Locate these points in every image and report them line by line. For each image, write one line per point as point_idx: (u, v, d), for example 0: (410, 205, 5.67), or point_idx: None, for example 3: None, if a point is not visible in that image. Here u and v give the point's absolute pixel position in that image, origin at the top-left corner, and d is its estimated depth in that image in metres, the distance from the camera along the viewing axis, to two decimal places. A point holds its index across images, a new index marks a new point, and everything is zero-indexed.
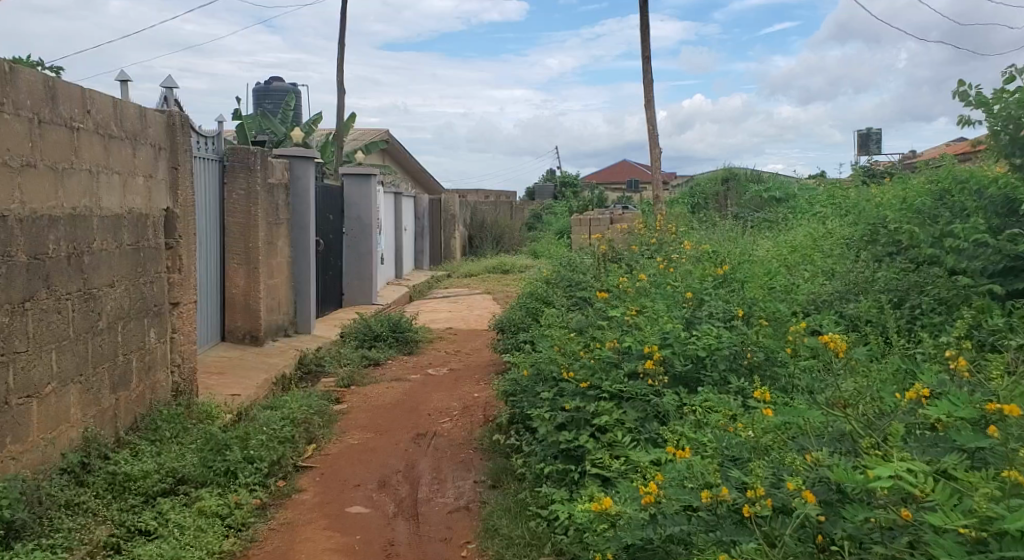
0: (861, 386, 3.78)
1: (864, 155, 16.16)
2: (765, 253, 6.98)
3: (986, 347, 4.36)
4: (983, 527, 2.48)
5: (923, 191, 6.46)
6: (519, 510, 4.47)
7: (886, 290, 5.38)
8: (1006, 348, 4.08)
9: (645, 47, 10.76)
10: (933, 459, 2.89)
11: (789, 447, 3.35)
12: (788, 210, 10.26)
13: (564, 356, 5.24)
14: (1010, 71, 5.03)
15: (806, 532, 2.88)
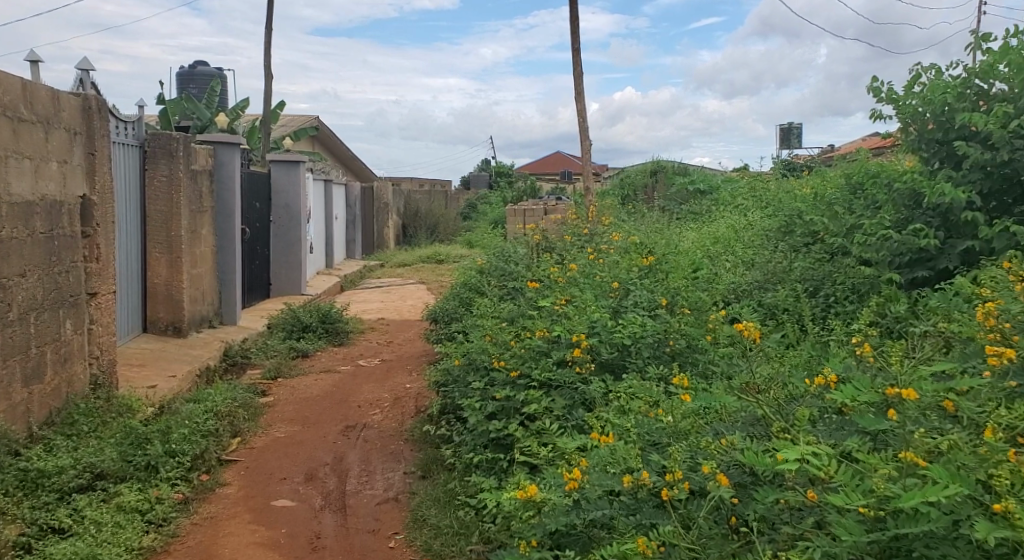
0: (774, 373, 3.90)
1: (785, 150, 16.52)
2: (691, 244, 7.12)
3: (890, 334, 4.50)
4: (881, 506, 2.56)
5: (837, 185, 6.64)
6: (447, 500, 4.50)
7: (802, 279, 5.52)
8: (907, 333, 4.20)
9: (575, 38, 10.81)
10: (838, 442, 2.97)
11: (705, 432, 3.44)
12: (712, 201, 10.49)
13: (495, 346, 5.27)
14: (917, 69, 5.18)
15: (720, 515, 2.97)
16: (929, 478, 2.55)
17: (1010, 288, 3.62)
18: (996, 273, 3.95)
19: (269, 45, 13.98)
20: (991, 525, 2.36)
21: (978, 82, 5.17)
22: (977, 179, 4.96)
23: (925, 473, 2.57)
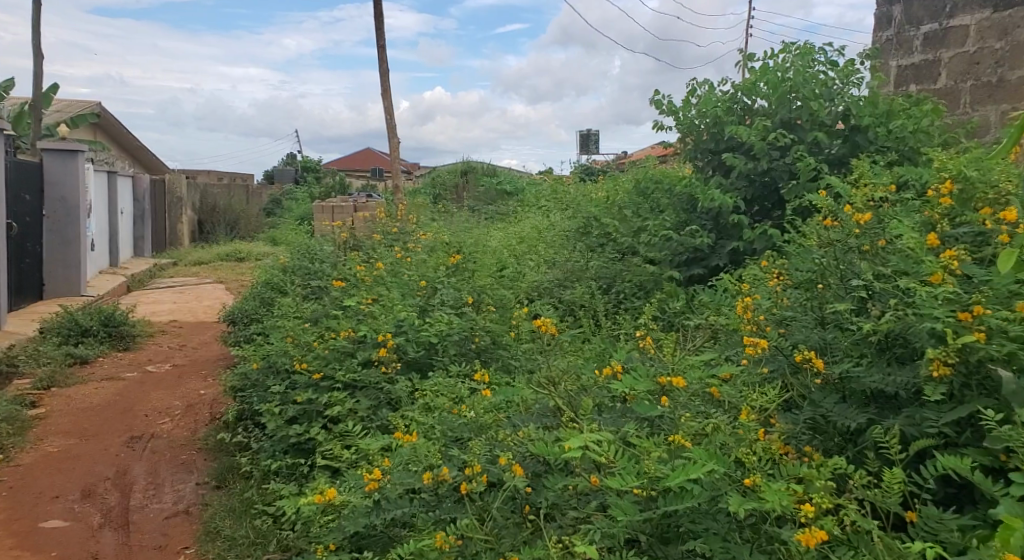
0: (568, 366, 4.10)
1: (586, 155, 17.17)
2: (496, 243, 7.32)
3: (666, 325, 4.85)
4: (653, 487, 2.77)
5: (626, 190, 7.04)
6: (243, 510, 4.44)
7: (597, 277, 5.81)
8: (684, 327, 4.51)
9: (380, 35, 10.81)
10: (618, 429, 3.18)
11: (503, 426, 3.56)
12: (518, 202, 10.80)
13: (297, 347, 5.25)
14: (693, 84, 5.58)
15: (515, 504, 3.11)
16: (692, 458, 2.80)
17: (767, 283, 3.98)
18: (760, 275, 4.32)
19: (42, 26, 13.10)
20: (742, 498, 2.68)
21: (743, 98, 5.61)
22: (742, 187, 5.38)
23: (690, 455, 2.83)
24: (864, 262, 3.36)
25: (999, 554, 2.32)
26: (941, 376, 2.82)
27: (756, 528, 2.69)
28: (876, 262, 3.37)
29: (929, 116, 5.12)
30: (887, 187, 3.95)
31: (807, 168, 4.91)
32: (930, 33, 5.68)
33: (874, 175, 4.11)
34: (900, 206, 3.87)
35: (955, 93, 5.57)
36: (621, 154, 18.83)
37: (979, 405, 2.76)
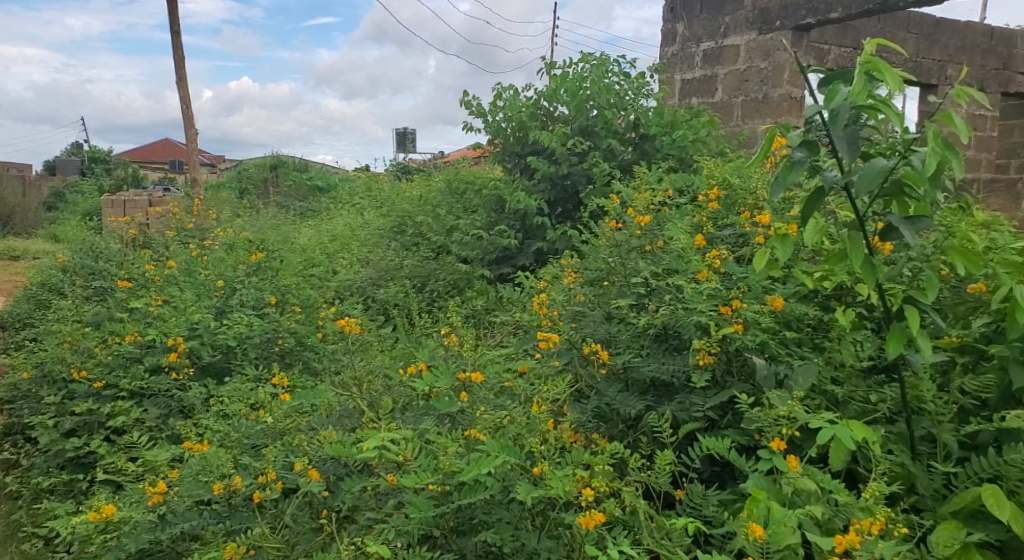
0: (371, 364, 4.17)
1: (401, 152, 17.28)
2: (307, 241, 7.28)
3: (478, 313, 5.02)
4: (446, 481, 2.90)
5: (438, 190, 7.17)
6: (11, 532, 4.28)
7: (411, 276, 5.81)
8: (479, 327, 4.71)
9: (176, 24, 10.51)
10: (417, 427, 3.30)
11: (300, 430, 3.63)
12: (330, 199, 10.76)
13: (73, 354, 5.06)
14: (498, 88, 5.79)
15: (313, 509, 3.20)
16: (484, 450, 2.94)
17: (563, 280, 4.20)
18: (558, 273, 4.56)
19: None
20: (531, 487, 2.82)
21: (545, 103, 5.86)
22: (545, 189, 5.65)
23: (484, 447, 2.96)
24: (638, 260, 3.64)
25: (743, 524, 2.58)
26: (705, 364, 3.11)
27: (546, 514, 2.86)
28: (650, 260, 3.67)
29: (705, 127, 5.54)
30: (665, 192, 4.30)
31: (603, 174, 5.23)
32: (709, 49, 6.15)
33: (654, 181, 4.45)
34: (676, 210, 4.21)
35: (728, 107, 6.03)
36: (436, 152, 19.05)
37: (736, 390, 3.05)
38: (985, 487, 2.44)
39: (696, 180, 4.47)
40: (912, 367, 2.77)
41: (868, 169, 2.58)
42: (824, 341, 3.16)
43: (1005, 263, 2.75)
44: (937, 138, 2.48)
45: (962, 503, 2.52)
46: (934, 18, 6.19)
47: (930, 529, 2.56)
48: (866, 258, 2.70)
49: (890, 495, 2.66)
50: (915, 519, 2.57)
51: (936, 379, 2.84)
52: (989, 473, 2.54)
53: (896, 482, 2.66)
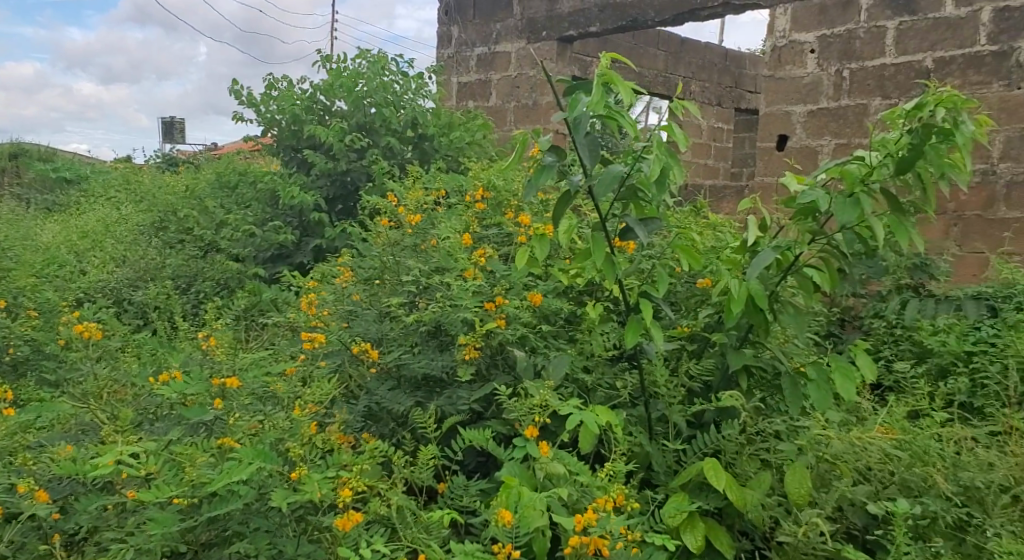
0: (120, 372, 3.55)
1: (170, 143, 16.69)
2: (51, 238, 6.44)
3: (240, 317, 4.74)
4: (193, 494, 2.68)
5: (202, 179, 6.78)
6: None
7: (175, 276, 5.26)
8: (237, 328, 4.49)
9: None
10: (165, 437, 3.03)
11: (27, 449, 3.13)
12: (78, 191, 10.07)
13: None
14: (271, 79, 5.76)
15: (40, 534, 2.78)
16: (239, 458, 2.77)
17: (332, 276, 4.29)
18: (329, 272, 4.52)
19: None
20: (286, 492, 2.69)
21: (322, 97, 5.88)
22: (323, 185, 5.68)
23: (236, 456, 2.79)
24: (410, 259, 3.75)
25: (497, 506, 2.71)
26: (470, 359, 3.28)
27: (303, 518, 2.72)
28: (422, 259, 3.79)
29: (480, 130, 5.89)
30: (437, 193, 4.50)
31: (380, 171, 5.34)
32: (481, 55, 6.43)
33: (427, 181, 4.64)
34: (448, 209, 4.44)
35: (502, 112, 6.31)
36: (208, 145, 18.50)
37: (499, 384, 3.24)
38: (706, 462, 2.81)
39: (465, 182, 4.62)
40: (647, 355, 3.11)
41: (604, 174, 2.79)
42: (576, 332, 3.44)
43: (727, 262, 3.14)
44: (663, 147, 2.80)
45: (688, 477, 2.87)
46: (677, 39, 7.24)
47: (661, 500, 2.90)
48: (606, 254, 2.94)
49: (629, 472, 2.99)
50: (648, 493, 2.90)
51: (668, 364, 3.21)
52: (710, 448, 2.97)
53: (633, 461, 2.98)
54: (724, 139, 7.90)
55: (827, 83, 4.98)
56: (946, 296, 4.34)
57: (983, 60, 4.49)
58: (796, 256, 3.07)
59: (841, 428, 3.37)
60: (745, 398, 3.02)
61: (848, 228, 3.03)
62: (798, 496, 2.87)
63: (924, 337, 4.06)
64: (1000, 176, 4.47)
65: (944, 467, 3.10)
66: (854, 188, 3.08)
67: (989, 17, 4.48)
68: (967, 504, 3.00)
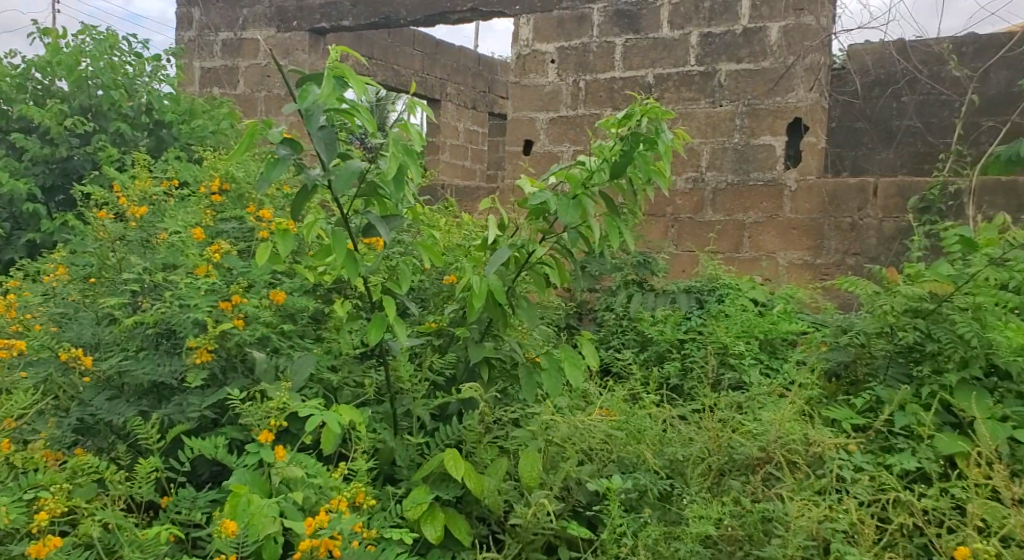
0: None
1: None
2: None
3: None
4: None
5: None
6: None
7: None
8: None
9: None
10: None
11: None
12: None
13: None
14: None
15: None
16: None
17: (45, 267, 4.12)
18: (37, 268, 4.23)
19: None
20: None
21: (36, 75, 5.48)
22: (39, 173, 5.24)
23: None
24: (135, 256, 3.65)
25: (223, 519, 2.70)
26: (203, 362, 3.20)
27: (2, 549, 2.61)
28: (150, 257, 3.67)
29: (226, 119, 5.73)
30: (167, 183, 4.49)
31: (109, 158, 5.07)
32: (227, 40, 6.38)
33: (157, 171, 4.65)
34: (179, 201, 4.49)
35: (251, 101, 6.31)
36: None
37: (233, 388, 3.17)
38: (446, 453, 3.27)
39: (198, 172, 4.67)
40: (392, 352, 3.53)
41: (344, 170, 3.19)
42: (322, 331, 3.66)
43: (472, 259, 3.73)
44: (398, 142, 3.25)
45: (431, 468, 3.31)
46: (434, 40, 7.51)
47: (406, 492, 3.32)
48: (349, 250, 3.28)
49: (378, 466, 3.39)
50: (393, 488, 3.30)
51: (419, 358, 3.77)
52: (453, 439, 3.47)
53: (379, 457, 3.37)
54: (480, 142, 8.22)
55: (565, 93, 5.46)
56: (663, 291, 4.83)
57: (692, 79, 5.14)
58: (529, 253, 3.76)
59: (568, 411, 3.94)
60: (483, 389, 3.54)
61: (571, 227, 3.80)
62: (530, 480, 3.42)
63: (645, 327, 4.54)
64: (708, 183, 5.12)
65: (653, 445, 3.77)
66: (577, 190, 3.83)
67: (697, 40, 5.12)
68: (672, 476, 3.67)
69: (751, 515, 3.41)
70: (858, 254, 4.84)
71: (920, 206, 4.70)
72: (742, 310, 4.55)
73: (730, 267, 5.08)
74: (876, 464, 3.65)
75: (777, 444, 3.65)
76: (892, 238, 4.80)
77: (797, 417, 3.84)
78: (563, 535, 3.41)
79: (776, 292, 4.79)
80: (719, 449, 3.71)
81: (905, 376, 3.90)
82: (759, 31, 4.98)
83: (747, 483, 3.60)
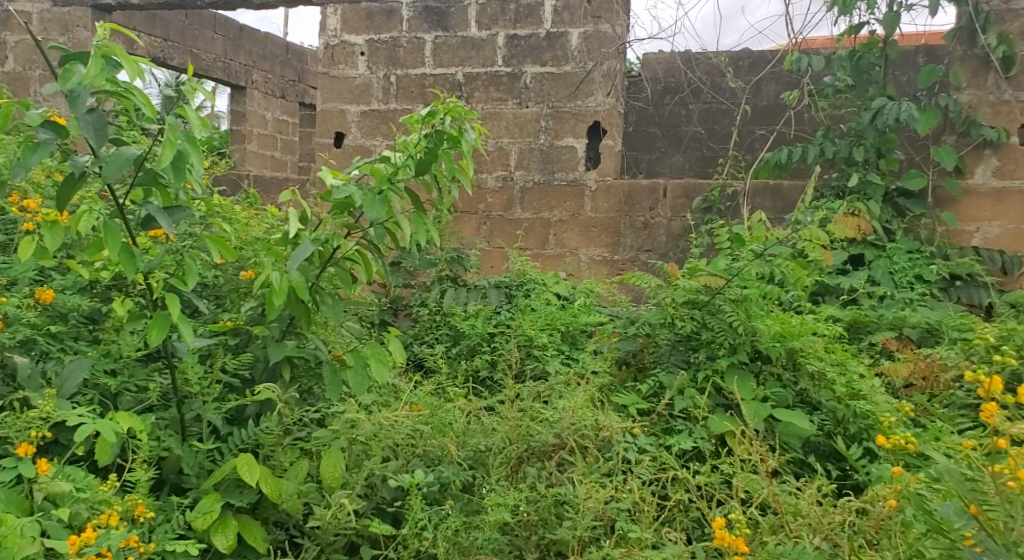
0: None
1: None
2: None
3: None
4: None
5: None
6: None
7: None
8: None
9: None
10: None
11: None
12: None
13: None
14: None
15: None
16: None
17: None
18: None
19: None
20: None
21: None
22: None
23: None
24: None
25: None
26: None
27: None
28: None
29: None
30: None
31: None
32: None
33: None
34: None
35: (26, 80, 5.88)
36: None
37: None
38: (239, 459, 3.21)
39: None
40: (177, 355, 3.43)
41: (115, 156, 3.08)
42: (97, 332, 3.64)
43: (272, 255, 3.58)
44: (176, 128, 3.19)
45: (223, 475, 3.25)
46: (236, 26, 7.85)
47: (195, 501, 3.25)
48: (127, 248, 3.17)
49: (162, 476, 3.31)
50: (180, 498, 3.24)
51: (210, 359, 3.61)
52: (248, 443, 3.37)
53: (163, 466, 3.30)
54: (290, 132, 8.66)
55: (376, 86, 5.54)
56: (474, 286, 4.98)
57: (500, 79, 5.33)
58: (333, 248, 3.65)
59: (373, 406, 3.90)
60: (280, 391, 3.45)
61: (377, 223, 3.68)
62: (331, 480, 3.38)
63: (457, 322, 4.65)
64: (516, 182, 5.36)
65: (456, 437, 3.76)
66: (382, 184, 3.71)
67: (503, 41, 5.31)
68: (474, 467, 3.67)
69: (545, 500, 3.46)
70: (650, 250, 5.20)
71: (703, 207, 5.09)
72: (546, 303, 4.82)
73: (536, 262, 5.36)
74: (658, 445, 3.81)
75: (570, 431, 3.73)
76: (680, 235, 5.17)
77: (588, 403, 3.97)
78: (364, 533, 3.38)
79: (578, 286, 5.07)
80: (517, 438, 3.74)
81: (684, 362, 4.15)
82: (561, 35, 5.23)
83: (543, 469, 3.66)
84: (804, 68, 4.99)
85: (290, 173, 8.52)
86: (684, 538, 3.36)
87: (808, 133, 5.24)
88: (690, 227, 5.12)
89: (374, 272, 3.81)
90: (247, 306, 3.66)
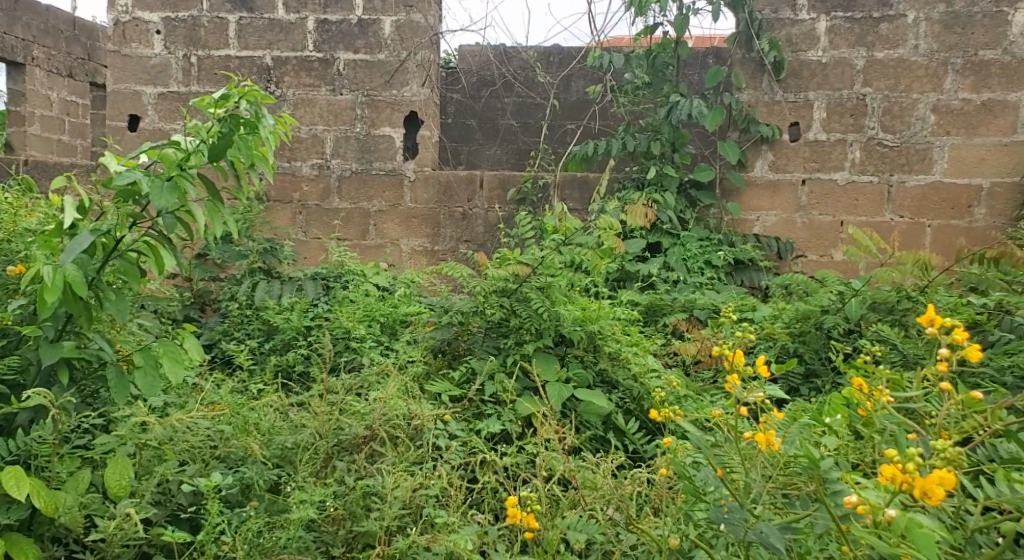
0: None
1: None
2: None
3: None
4: None
5: None
6: None
7: None
8: None
9: None
10: None
11: None
12: None
13: None
14: None
15: None
16: None
17: None
18: None
19: None
20: None
21: None
22: None
23: None
24: None
25: None
26: None
27: None
28: None
29: None
30: None
31: None
32: None
33: None
34: None
35: None
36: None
37: None
38: (6, 472, 2.88)
39: None
40: None
41: None
42: None
43: (44, 246, 3.21)
44: None
45: None
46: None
47: None
48: None
49: None
50: None
51: None
52: (18, 453, 3.02)
53: None
54: (81, 115, 8.09)
55: (175, 67, 5.26)
56: (290, 278, 4.87)
57: (311, 64, 5.20)
58: (117, 240, 3.20)
59: (171, 408, 3.68)
60: (53, 395, 3.07)
61: (167, 212, 3.23)
62: (116, 489, 3.10)
63: (270, 316, 4.51)
64: (332, 171, 5.27)
65: (262, 435, 3.57)
66: (171, 170, 3.28)
67: (313, 26, 5.17)
68: (280, 465, 3.48)
69: (353, 493, 3.29)
70: (468, 240, 5.25)
71: (517, 198, 5.21)
72: (364, 295, 4.79)
73: (356, 252, 5.30)
74: (467, 430, 3.73)
75: (381, 421, 3.58)
76: (495, 227, 5.25)
77: (401, 393, 3.84)
78: (157, 542, 3.12)
79: (399, 277, 5.09)
80: (326, 432, 3.55)
81: (494, 349, 4.13)
82: (373, 23, 5.15)
83: (353, 462, 3.50)
84: (605, 65, 5.15)
85: (80, 159, 7.97)
86: (491, 519, 3.29)
87: (611, 128, 5.41)
88: (502, 218, 5.21)
89: (167, 267, 3.36)
90: (16, 303, 3.22)
